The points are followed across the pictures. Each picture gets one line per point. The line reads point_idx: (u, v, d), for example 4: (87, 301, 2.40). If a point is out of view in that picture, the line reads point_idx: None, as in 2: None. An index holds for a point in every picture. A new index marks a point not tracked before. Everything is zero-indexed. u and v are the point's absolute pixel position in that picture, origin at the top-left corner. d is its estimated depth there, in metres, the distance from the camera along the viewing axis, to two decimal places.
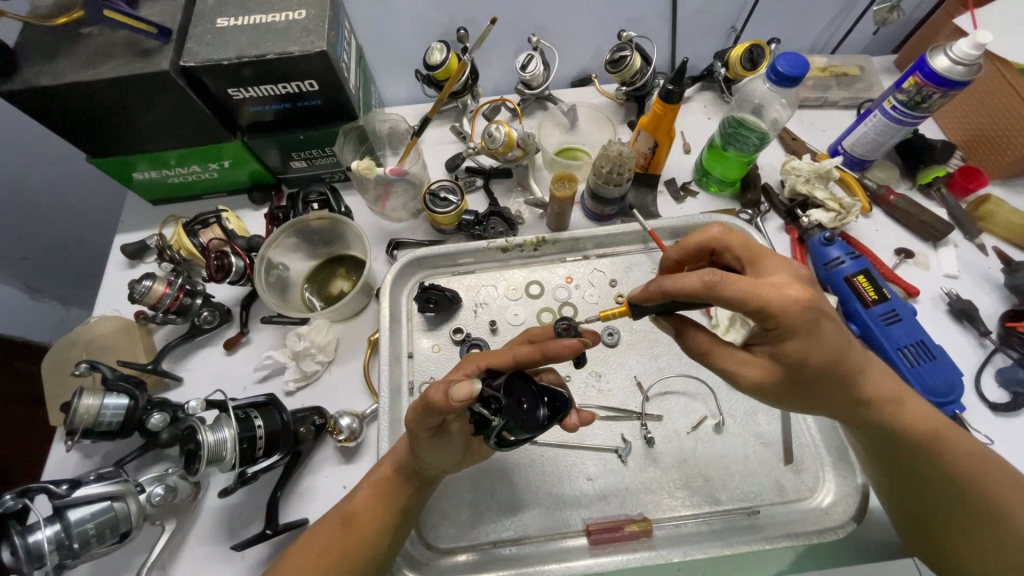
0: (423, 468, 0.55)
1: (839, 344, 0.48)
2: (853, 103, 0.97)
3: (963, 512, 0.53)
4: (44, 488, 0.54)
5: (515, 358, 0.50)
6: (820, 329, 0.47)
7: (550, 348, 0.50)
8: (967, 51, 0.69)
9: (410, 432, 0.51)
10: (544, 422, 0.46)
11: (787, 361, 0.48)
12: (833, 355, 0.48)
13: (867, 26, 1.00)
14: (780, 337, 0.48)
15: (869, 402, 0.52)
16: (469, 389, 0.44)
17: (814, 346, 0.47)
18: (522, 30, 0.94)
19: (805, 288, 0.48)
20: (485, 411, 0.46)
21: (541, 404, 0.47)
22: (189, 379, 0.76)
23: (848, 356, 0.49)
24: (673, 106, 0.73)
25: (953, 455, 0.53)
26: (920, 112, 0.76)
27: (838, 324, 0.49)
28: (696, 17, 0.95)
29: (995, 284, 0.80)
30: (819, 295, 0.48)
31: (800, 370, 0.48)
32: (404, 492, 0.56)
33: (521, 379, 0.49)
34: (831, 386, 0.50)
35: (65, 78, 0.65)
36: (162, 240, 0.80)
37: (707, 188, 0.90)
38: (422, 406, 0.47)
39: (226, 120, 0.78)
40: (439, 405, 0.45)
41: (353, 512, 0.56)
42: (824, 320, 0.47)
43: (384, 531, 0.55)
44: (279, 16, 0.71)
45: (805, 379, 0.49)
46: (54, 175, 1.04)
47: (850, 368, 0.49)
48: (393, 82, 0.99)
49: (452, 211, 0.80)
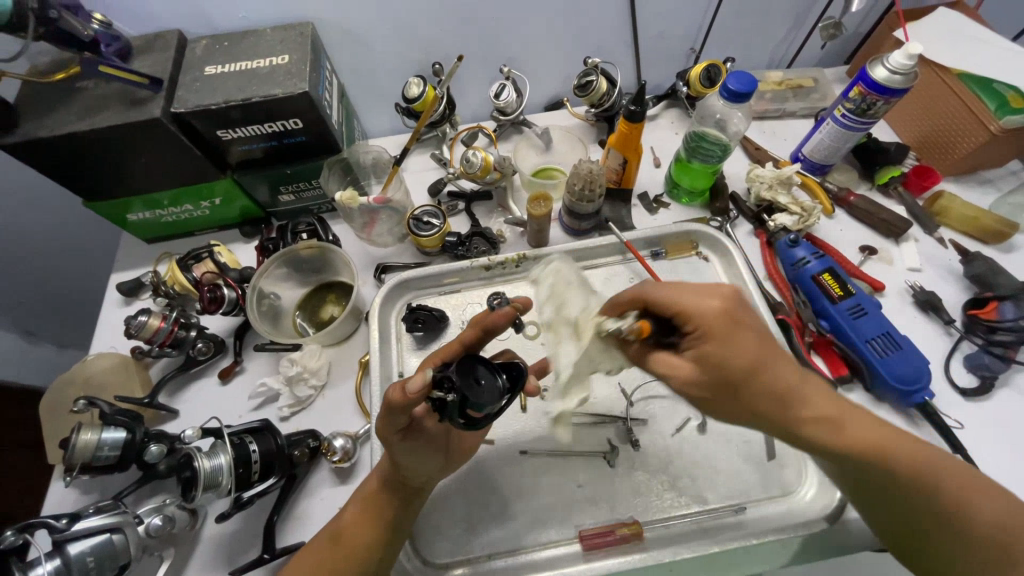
0: (406, 478, 0.58)
1: (759, 354, 0.53)
2: (810, 112, 1.03)
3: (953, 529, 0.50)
4: (44, 523, 0.55)
5: (461, 343, 0.58)
6: (734, 337, 0.53)
7: (487, 321, 0.60)
8: (902, 62, 0.74)
9: (383, 440, 0.55)
10: (505, 390, 0.49)
11: (729, 369, 0.53)
12: (753, 362, 0.53)
13: (817, 40, 1.06)
14: (701, 340, 0.54)
15: (822, 423, 0.52)
16: (421, 378, 0.49)
17: (735, 348, 0.53)
18: (494, 62, 0.99)
19: (721, 299, 0.55)
20: (441, 392, 0.48)
21: (497, 375, 0.50)
22: (185, 411, 0.78)
23: (787, 370, 0.53)
24: (636, 124, 0.78)
25: (937, 471, 0.50)
26: (868, 118, 0.81)
27: (756, 331, 0.54)
28: (656, 42, 1.01)
29: (956, 275, 0.84)
30: (740, 312, 0.55)
31: (723, 372, 0.53)
32: (392, 504, 0.58)
33: (473, 359, 0.51)
34: (761, 398, 0.53)
35: (63, 130, 0.69)
36: (156, 277, 0.83)
37: (678, 199, 0.95)
38: (386, 410, 0.52)
39: (216, 159, 0.82)
40: (400, 401, 0.50)
41: (342, 529, 0.58)
42: (737, 331, 0.54)
43: (373, 546, 0.56)
44: (263, 62, 0.76)
45: (732, 387, 0.54)
46: (50, 221, 1.07)
47: (771, 386, 0.52)
48: (376, 115, 1.05)
49: (435, 234, 0.84)
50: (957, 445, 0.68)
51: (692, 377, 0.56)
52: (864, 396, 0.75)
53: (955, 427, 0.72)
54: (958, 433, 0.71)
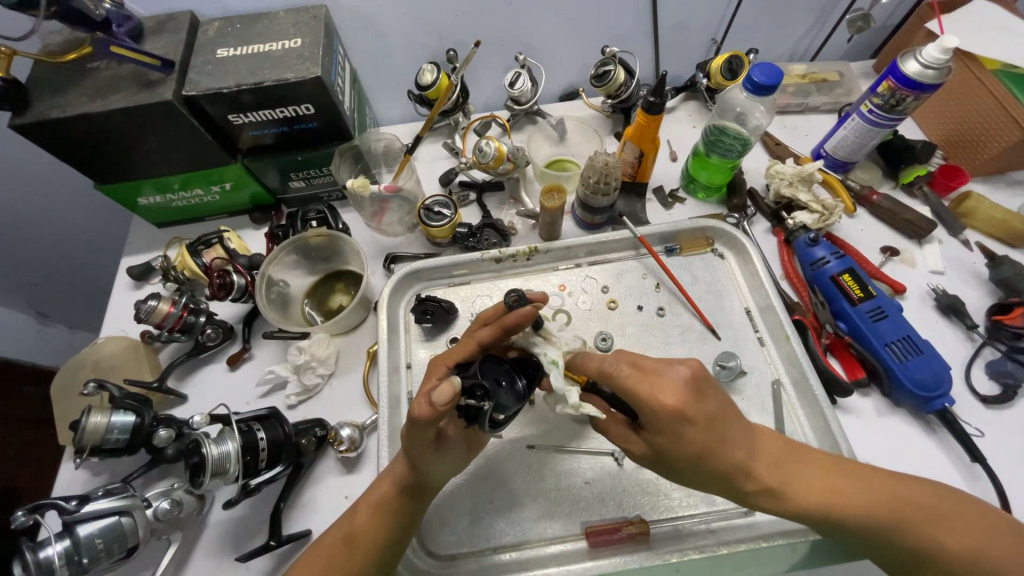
0: (425, 481, 0.57)
1: (707, 437, 0.51)
2: (834, 108, 1.00)
3: (921, 562, 0.52)
4: (54, 504, 0.55)
5: (478, 343, 0.58)
6: (684, 432, 0.51)
7: (507, 322, 0.57)
8: (935, 56, 0.72)
9: (413, 454, 0.53)
10: (525, 392, 0.52)
11: (676, 458, 0.52)
12: (700, 452, 0.51)
13: (844, 33, 1.03)
14: (650, 433, 0.53)
15: (771, 493, 0.53)
16: (449, 388, 0.47)
17: (679, 440, 0.51)
18: (509, 49, 0.97)
19: (674, 392, 0.51)
20: (473, 400, 0.50)
21: (518, 376, 0.53)
22: (194, 396, 0.78)
23: (727, 450, 0.52)
24: (656, 116, 0.75)
25: (891, 504, 0.53)
26: (896, 114, 0.78)
27: (713, 409, 0.52)
28: (676, 31, 0.99)
29: (981, 279, 0.82)
30: (690, 401, 0.51)
31: (680, 459, 0.52)
32: (406, 508, 0.57)
33: (493, 361, 0.55)
34: (712, 478, 0.53)
35: (74, 111, 0.68)
36: (166, 262, 0.84)
37: (694, 194, 0.92)
38: (414, 425, 0.50)
39: (227, 143, 0.81)
40: (429, 415, 0.48)
41: (353, 531, 0.57)
42: (684, 421, 0.50)
43: (385, 547, 0.56)
44: (275, 45, 0.75)
45: (678, 468, 0.54)
46: (61, 204, 1.07)
47: (726, 463, 0.52)
48: (388, 102, 1.03)
49: (446, 224, 0.83)
50: (977, 453, 0.67)
51: (647, 456, 0.56)
52: (881, 401, 0.73)
53: (974, 434, 0.70)
54: (977, 441, 0.70)
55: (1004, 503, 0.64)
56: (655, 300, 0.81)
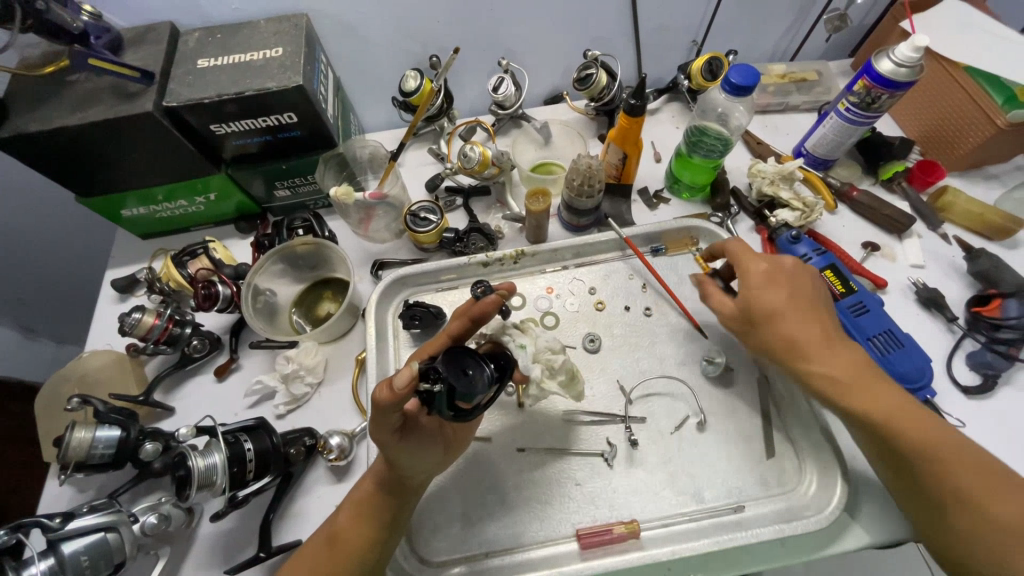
0: (404, 478, 0.57)
1: (778, 302, 0.63)
2: (813, 106, 1.01)
3: (961, 507, 0.53)
4: (38, 522, 0.55)
5: (449, 334, 0.64)
6: (763, 305, 0.64)
7: (476, 311, 0.64)
8: (908, 54, 0.73)
9: (380, 441, 0.54)
10: (491, 378, 0.50)
11: (764, 338, 0.64)
12: (773, 309, 0.63)
13: (821, 33, 1.05)
14: (737, 297, 0.66)
15: (828, 380, 0.59)
16: (408, 372, 0.48)
17: (761, 296, 0.64)
18: (492, 55, 0.98)
19: (766, 269, 0.66)
20: (431, 386, 0.49)
21: (484, 364, 0.51)
22: (181, 408, 0.78)
23: (788, 333, 0.62)
24: (637, 119, 0.76)
25: (950, 450, 0.55)
26: (872, 112, 0.80)
27: (792, 290, 0.64)
28: (657, 34, 1.00)
29: (960, 272, 0.83)
30: (784, 274, 0.66)
31: (750, 316, 0.65)
32: (389, 506, 0.57)
33: (462, 351, 0.53)
34: (773, 343, 0.64)
35: (53, 124, 0.68)
36: (151, 273, 0.83)
37: (678, 194, 0.93)
38: (377, 411, 0.50)
39: (210, 154, 0.81)
40: (389, 401, 0.48)
41: (337, 531, 0.57)
42: (778, 289, 0.64)
43: (369, 547, 0.56)
44: (256, 55, 0.75)
45: (755, 326, 0.65)
46: (45, 218, 1.06)
47: (794, 339, 0.62)
48: (373, 109, 1.03)
49: (432, 229, 0.83)
50: None
51: (732, 316, 0.68)
52: None
53: (956, 425, 0.71)
54: (959, 432, 0.71)
55: None
56: (642, 300, 0.82)
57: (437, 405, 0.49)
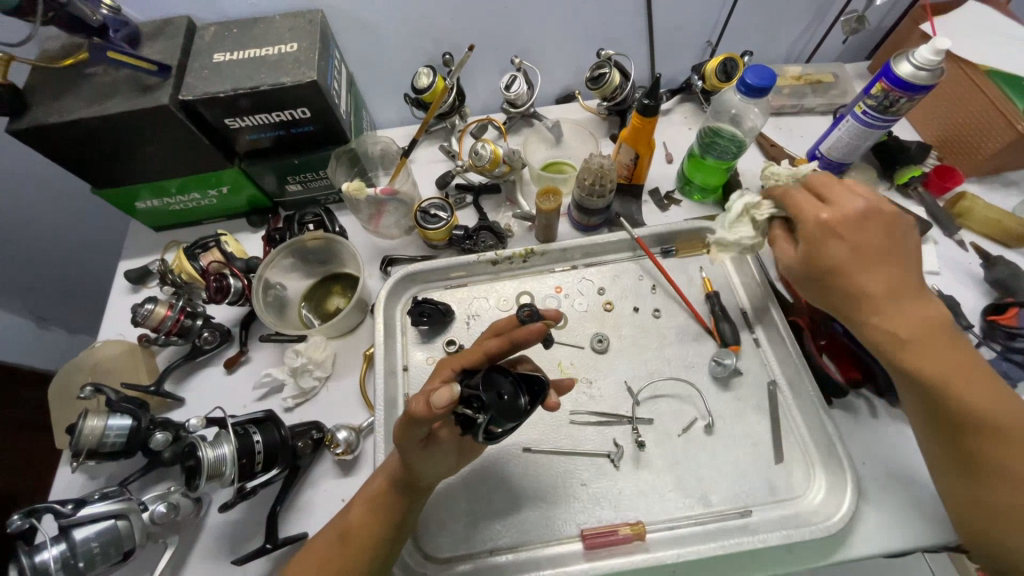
0: (417, 480, 0.57)
1: (903, 262, 0.57)
2: (829, 109, 1.00)
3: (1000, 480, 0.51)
4: (51, 508, 0.56)
5: (485, 353, 0.56)
6: (855, 247, 0.57)
7: (517, 337, 0.57)
8: (928, 57, 0.72)
9: (402, 446, 0.53)
10: (526, 409, 0.50)
11: (827, 292, 0.60)
12: (874, 281, 0.56)
13: (838, 35, 1.03)
14: (821, 242, 0.58)
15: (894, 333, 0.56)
16: (448, 393, 0.47)
17: (826, 251, 0.58)
18: (505, 53, 0.98)
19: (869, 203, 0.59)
20: (468, 410, 0.49)
21: (520, 393, 0.51)
22: (191, 399, 0.78)
23: (889, 275, 0.56)
24: (650, 119, 0.76)
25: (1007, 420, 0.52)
26: (890, 116, 0.79)
27: (881, 236, 0.57)
28: (672, 34, 0.99)
29: (976, 280, 0.82)
30: (868, 226, 0.57)
31: (858, 247, 0.57)
32: (399, 506, 0.57)
33: (498, 373, 0.52)
34: (912, 309, 0.56)
35: (71, 116, 0.69)
36: (163, 266, 0.82)
37: (690, 196, 0.93)
38: (408, 421, 0.50)
39: (224, 148, 0.82)
40: (424, 415, 0.48)
41: (348, 528, 0.57)
42: (901, 236, 0.58)
43: (380, 543, 0.56)
44: (271, 50, 0.76)
45: (834, 284, 0.58)
46: (60, 209, 1.08)
47: (915, 292, 0.57)
48: (385, 106, 1.04)
49: (442, 227, 0.83)
50: None
51: (842, 227, 0.58)
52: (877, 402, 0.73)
53: None
54: None
55: None
56: (652, 302, 0.81)
57: (467, 417, 0.50)
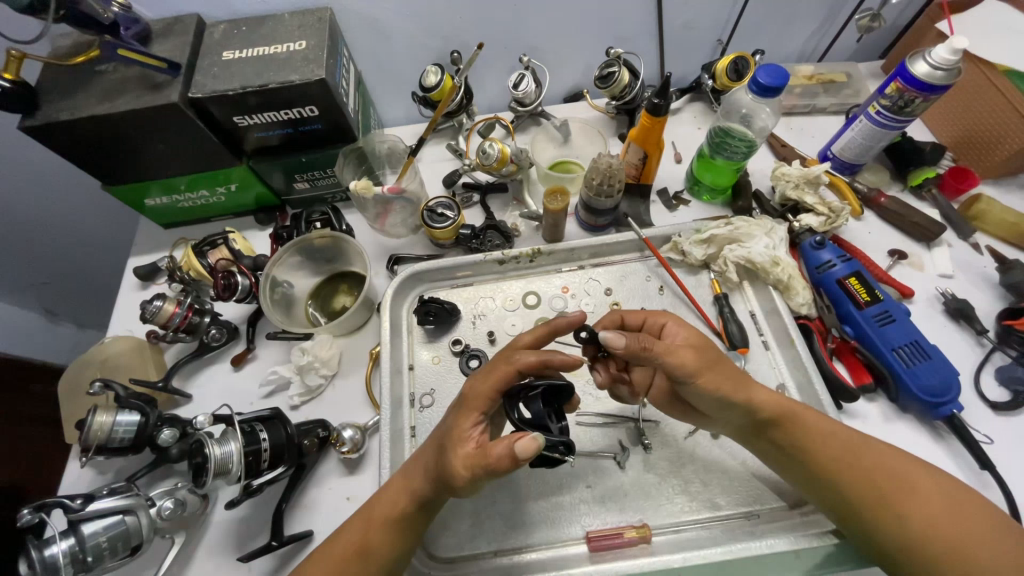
0: (436, 499, 0.56)
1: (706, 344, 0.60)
2: (841, 109, 0.99)
3: (891, 518, 0.54)
4: (60, 502, 0.56)
5: (518, 370, 0.54)
6: (710, 346, 0.60)
7: (555, 359, 0.56)
8: (945, 56, 0.70)
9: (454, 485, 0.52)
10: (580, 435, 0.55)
11: (716, 378, 0.58)
12: (716, 363, 0.58)
13: (852, 34, 1.02)
14: (674, 335, 0.60)
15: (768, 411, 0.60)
16: (533, 445, 0.47)
17: (675, 337, 0.60)
18: (514, 51, 0.97)
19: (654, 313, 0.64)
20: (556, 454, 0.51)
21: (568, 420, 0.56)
22: (199, 395, 0.79)
23: (733, 371, 0.59)
24: (660, 119, 0.75)
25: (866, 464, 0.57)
26: (904, 116, 0.77)
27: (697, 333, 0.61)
28: (682, 31, 0.98)
29: (991, 283, 0.81)
30: (677, 326, 0.61)
31: (702, 345, 0.59)
32: (417, 525, 0.57)
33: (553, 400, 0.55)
34: (767, 396, 0.60)
35: (83, 112, 0.69)
36: (172, 262, 0.86)
37: (698, 197, 0.92)
38: (479, 464, 0.50)
39: (233, 146, 0.82)
40: (509, 467, 0.48)
41: (364, 544, 0.56)
42: (681, 326, 0.61)
43: (396, 558, 0.57)
44: (280, 47, 0.75)
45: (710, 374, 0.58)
46: (70, 205, 1.09)
47: (750, 390, 0.59)
48: (392, 104, 1.03)
49: (449, 226, 0.83)
50: (985, 461, 0.66)
51: (695, 339, 0.59)
52: (888, 406, 0.73)
53: (983, 441, 0.69)
54: (987, 449, 0.68)
55: (1014, 511, 0.63)
56: (659, 303, 0.81)
57: (548, 454, 0.52)
